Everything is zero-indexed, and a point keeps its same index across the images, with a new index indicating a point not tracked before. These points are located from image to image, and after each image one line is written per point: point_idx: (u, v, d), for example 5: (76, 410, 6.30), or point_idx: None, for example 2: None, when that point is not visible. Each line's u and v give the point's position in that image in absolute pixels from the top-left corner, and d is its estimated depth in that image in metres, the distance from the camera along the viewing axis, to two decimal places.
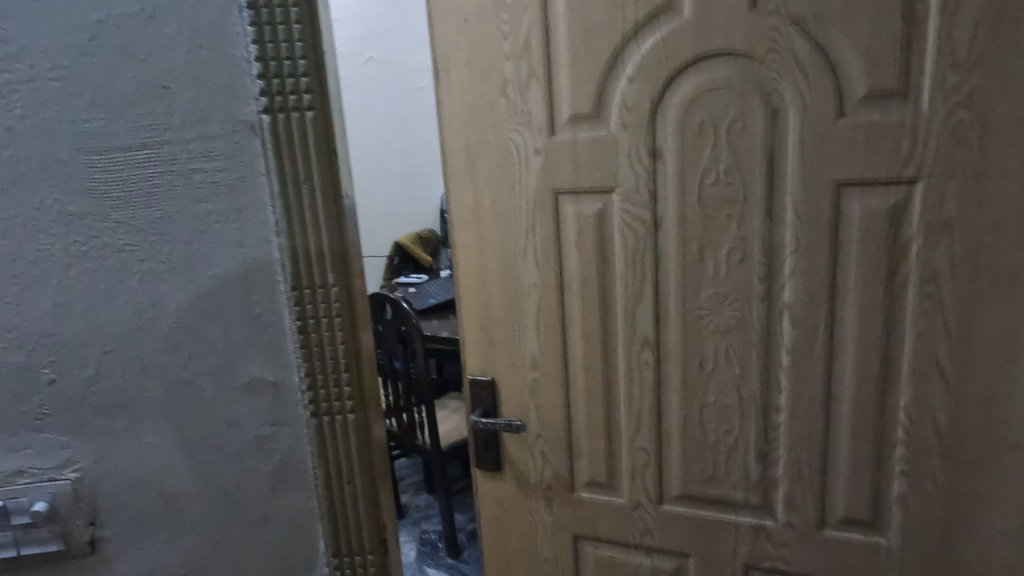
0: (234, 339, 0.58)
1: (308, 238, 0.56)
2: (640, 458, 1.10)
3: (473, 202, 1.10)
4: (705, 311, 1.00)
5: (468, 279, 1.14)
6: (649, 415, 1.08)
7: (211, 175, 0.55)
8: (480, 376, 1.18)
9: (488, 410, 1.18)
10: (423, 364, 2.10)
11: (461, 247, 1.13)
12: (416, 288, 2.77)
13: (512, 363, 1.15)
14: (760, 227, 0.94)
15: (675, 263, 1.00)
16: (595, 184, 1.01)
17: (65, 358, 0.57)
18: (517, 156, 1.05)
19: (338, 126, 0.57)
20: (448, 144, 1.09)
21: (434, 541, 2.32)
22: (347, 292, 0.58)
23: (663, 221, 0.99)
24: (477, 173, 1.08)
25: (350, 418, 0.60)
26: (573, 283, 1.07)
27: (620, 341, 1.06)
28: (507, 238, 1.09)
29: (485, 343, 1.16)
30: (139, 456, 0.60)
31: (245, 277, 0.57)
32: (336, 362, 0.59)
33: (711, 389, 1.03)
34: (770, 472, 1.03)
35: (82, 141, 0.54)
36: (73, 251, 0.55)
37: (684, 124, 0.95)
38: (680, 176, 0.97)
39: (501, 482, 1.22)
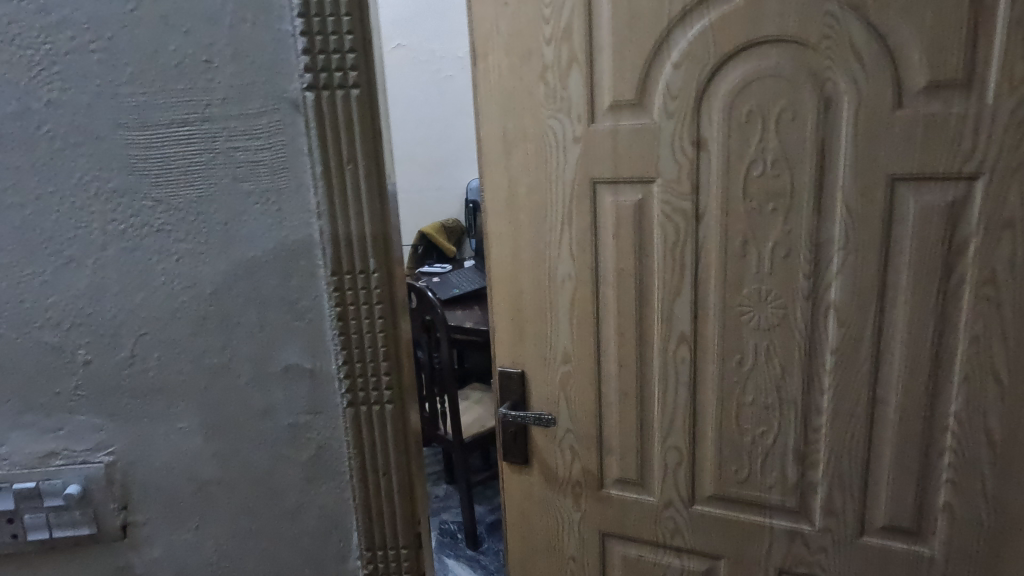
0: (272, 325, 0.57)
1: (350, 221, 0.55)
2: (672, 457, 1.08)
3: (507, 191, 1.08)
4: (746, 307, 0.97)
5: (501, 269, 1.12)
6: (683, 413, 1.05)
7: (252, 154, 0.53)
8: (510, 368, 1.16)
9: (517, 402, 1.16)
10: (447, 354, 2.09)
11: (494, 236, 1.11)
12: (440, 278, 2.76)
13: (543, 356, 1.12)
14: (807, 221, 0.91)
15: (716, 257, 0.97)
16: (635, 174, 0.99)
17: (100, 339, 0.56)
18: (555, 143, 1.02)
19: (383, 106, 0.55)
20: (483, 131, 1.07)
21: (453, 532, 2.32)
22: (388, 278, 0.56)
23: (704, 214, 0.96)
24: (513, 160, 1.06)
25: (388, 408, 0.59)
26: (609, 276, 1.04)
27: (656, 336, 1.04)
28: (541, 227, 1.06)
29: (517, 335, 1.14)
30: (173, 441, 0.58)
31: (284, 259, 0.55)
32: (375, 350, 0.57)
33: (749, 388, 1.00)
34: (809, 475, 0.99)
35: (121, 116, 0.52)
36: (111, 230, 0.54)
37: (731, 113, 0.91)
38: (725, 167, 0.94)
39: (528, 476, 1.20)
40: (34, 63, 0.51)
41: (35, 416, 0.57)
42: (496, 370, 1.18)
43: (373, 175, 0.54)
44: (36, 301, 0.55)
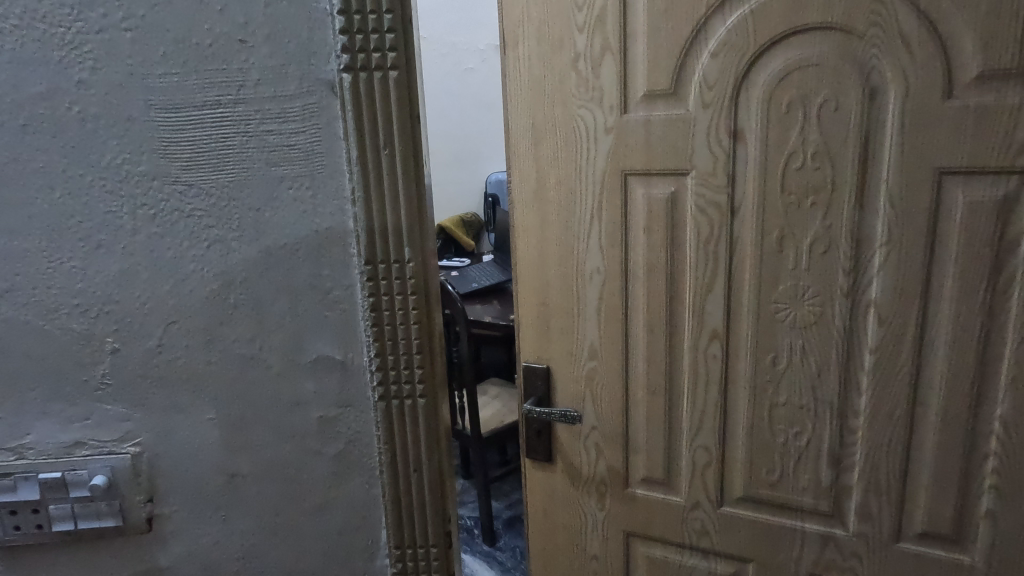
0: (303, 315, 0.55)
1: (385, 209, 0.53)
2: (701, 457, 1.05)
3: (536, 182, 1.05)
4: (782, 304, 0.94)
5: (528, 262, 1.10)
6: (713, 412, 1.02)
7: (286, 138, 0.52)
8: (535, 364, 1.14)
9: (542, 398, 1.14)
10: (467, 348, 2.07)
11: (520, 228, 1.09)
12: (460, 272, 2.75)
13: (569, 351, 1.10)
14: (848, 216, 0.88)
15: (752, 252, 0.94)
16: (669, 166, 0.96)
17: (129, 327, 0.54)
18: (586, 133, 1.00)
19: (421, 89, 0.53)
20: (512, 121, 1.05)
21: (469, 528, 2.31)
22: (423, 268, 0.54)
23: (740, 208, 0.93)
24: (542, 151, 1.03)
25: (420, 402, 0.57)
26: (639, 270, 1.02)
27: (686, 332, 1.01)
28: (570, 220, 1.04)
29: (542, 330, 1.12)
30: (200, 433, 0.57)
31: (317, 247, 0.54)
32: (408, 342, 0.55)
33: (782, 388, 0.97)
34: (843, 478, 0.96)
35: (152, 97, 0.50)
36: (141, 216, 0.52)
37: (770, 103, 0.88)
38: (763, 159, 0.91)
39: (551, 474, 1.18)
40: (65, 42, 0.49)
41: (62, 405, 0.56)
42: (520, 365, 1.16)
43: (410, 160, 0.52)
44: (63, 287, 0.53)
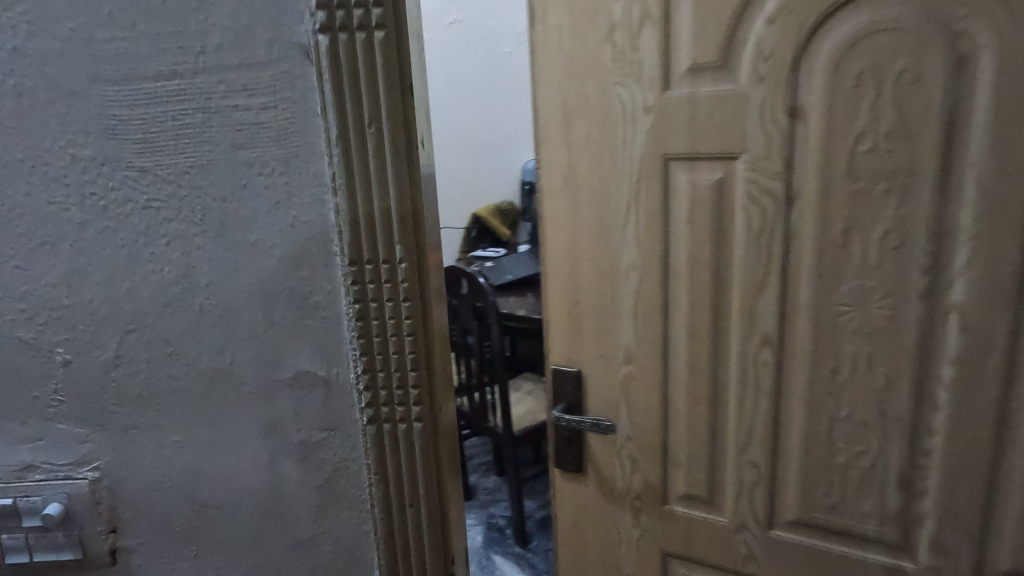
0: (280, 323, 0.47)
1: (371, 199, 0.44)
2: (749, 474, 0.94)
3: (567, 168, 0.95)
4: (846, 307, 0.82)
5: (557, 257, 1.00)
6: (763, 426, 0.91)
7: (255, 114, 0.43)
8: (565, 367, 1.04)
9: (572, 405, 1.05)
10: (498, 342, 1.99)
11: (550, 219, 0.99)
12: (494, 262, 2.67)
13: (602, 354, 1.01)
14: (927, 206, 0.76)
15: (811, 247, 0.83)
16: (716, 149, 0.85)
17: (81, 336, 0.47)
18: (622, 113, 0.89)
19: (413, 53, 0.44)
20: (540, 101, 0.95)
21: (501, 528, 2.25)
22: (418, 269, 0.46)
23: (798, 196, 0.82)
24: (573, 133, 0.93)
25: (416, 427, 0.48)
26: (681, 266, 0.91)
27: (732, 337, 0.90)
28: (604, 210, 0.94)
29: (573, 330, 1.02)
30: (165, 456, 0.50)
31: (293, 244, 0.45)
32: (401, 357, 0.47)
33: (844, 401, 0.86)
34: (914, 505, 0.85)
35: (97, 67, 0.43)
36: (89, 207, 0.45)
37: (836, 75, 0.77)
38: (826, 140, 0.79)
39: (582, 485, 1.09)
40: None
41: (11, 423, 0.49)
42: (549, 368, 1.07)
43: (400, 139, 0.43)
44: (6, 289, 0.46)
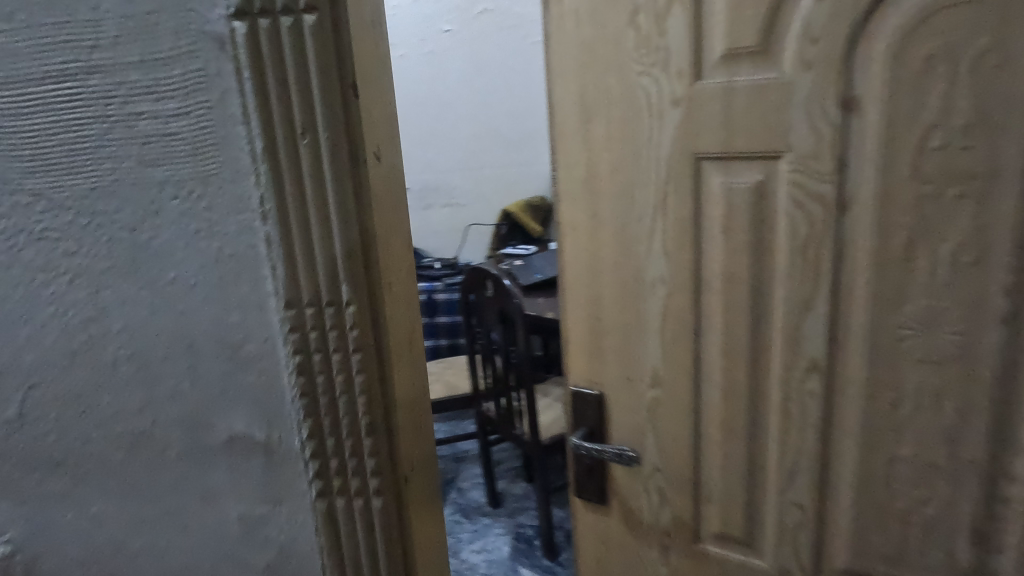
0: (216, 319, 0.47)
1: (293, 191, 0.43)
2: (793, 515, 0.83)
3: (585, 170, 0.85)
4: (909, 331, 0.71)
5: (577, 268, 0.90)
6: (810, 462, 0.80)
7: (173, 108, 0.44)
8: (586, 390, 0.95)
9: (593, 430, 0.95)
10: (525, 347, 1.90)
11: (568, 225, 0.89)
12: (524, 260, 2.57)
13: (626, 376, 0.90)
14: (1012, 214, 0.63)
15: (868, 261, 0.71)
16: (756, 147, 0.74)
17: (25, 328, 0.50)
18: (647, 106, 0.78)
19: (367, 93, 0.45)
20: (556, 94, 0.85)
21: (529, 538, 2.16)
22: (352, 263, 0.45)
23: (853, 202, 0.70)
24: (592, 130, 0.83)
25: (358, 421, 0.48)
26: (714, 280, 0.80)
27: (774, 361, 0.79)
28: (627, 216, 0.84)
29: (594, 349, 0.92)
30: (115, 443, 0.52)
31: (221, 242, 0.45)
32: (337, 352, 0.46)
33: (906, 439, 0.74)
34: (990, 559, 0.73)
35: (28, 67, 0.45)
36: (28, 205, 0.47)
37: (901, 59, 0.65)
38: (888, 136, 0.67)
39: (606, 517, 0.99)
40: None
41: None
42: (569, 389, 0.97)
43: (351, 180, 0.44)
44: None
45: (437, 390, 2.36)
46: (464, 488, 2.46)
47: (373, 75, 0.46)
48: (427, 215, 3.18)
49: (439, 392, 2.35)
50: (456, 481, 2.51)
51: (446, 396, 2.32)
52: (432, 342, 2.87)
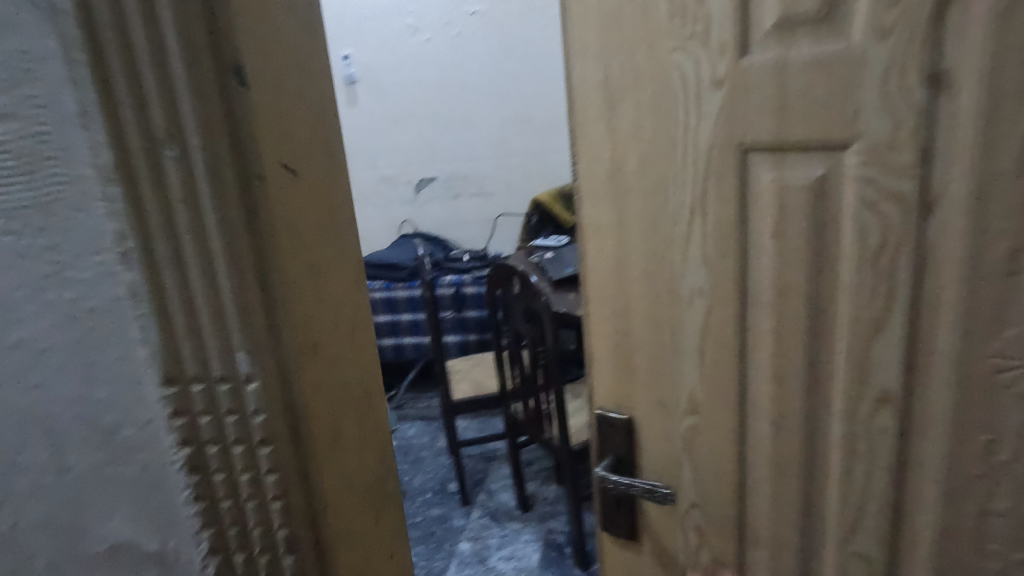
0: (57, 377, 0.38)
1: (159, 212, 0.34)
2: (855, 567, 0.71)
3: (609, 163, 0.72)
4: (1008, 359, 0.58)
5: (602, 277, 0.77)
6: (879, 509, 0.68)
7: None
8: (614, 415, 0.83)
9: (622, 460, 0.84)
10: (553, 348, 1.78)
11: (589, 228, 0.77)
12: (555, 252, 2.46)
13: (659, 401, 0.78)
14: None
15: (957, 275, 0.58)
16: (817, 134, 0.60)
17: None
18: (683, 88, 0.66)
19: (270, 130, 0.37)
20: (575, 75, 0.72)
21: (560, 545, 2.06)
22: (239, 304, 0.35)
23: (940, 202, 0.57)
24: (617, 117, 0.70)
25: (265, 495, 0.39)
26: (764, 294, 0.68)
27: (836, 389, 0.67)
28: (659, 217, 0.71)
29: (623, 370, 0.80)
30: None
31: (44, 280, 0.36)
32: (231, 411, 0.37)
33: (999, 488, 0.61)
34: None
35: None
36: None
37: (1007, 21, 0.51)
38: (987, 119, 0.54)
39: (636, 554, 0.88)
40: None
41: None
42: (594, 413, 0.85)
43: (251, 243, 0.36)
44: None
45: (464, 389, 2.31)
46: (493, 491, 2.38)
47: (278, 66, 0.37)
48: (456, 205, 3.08)
49: (466, 391, 2.29)
50: (485, 483, 2.43)
51: (473, 396, 2.27)
52: (462, 337, 2.78)
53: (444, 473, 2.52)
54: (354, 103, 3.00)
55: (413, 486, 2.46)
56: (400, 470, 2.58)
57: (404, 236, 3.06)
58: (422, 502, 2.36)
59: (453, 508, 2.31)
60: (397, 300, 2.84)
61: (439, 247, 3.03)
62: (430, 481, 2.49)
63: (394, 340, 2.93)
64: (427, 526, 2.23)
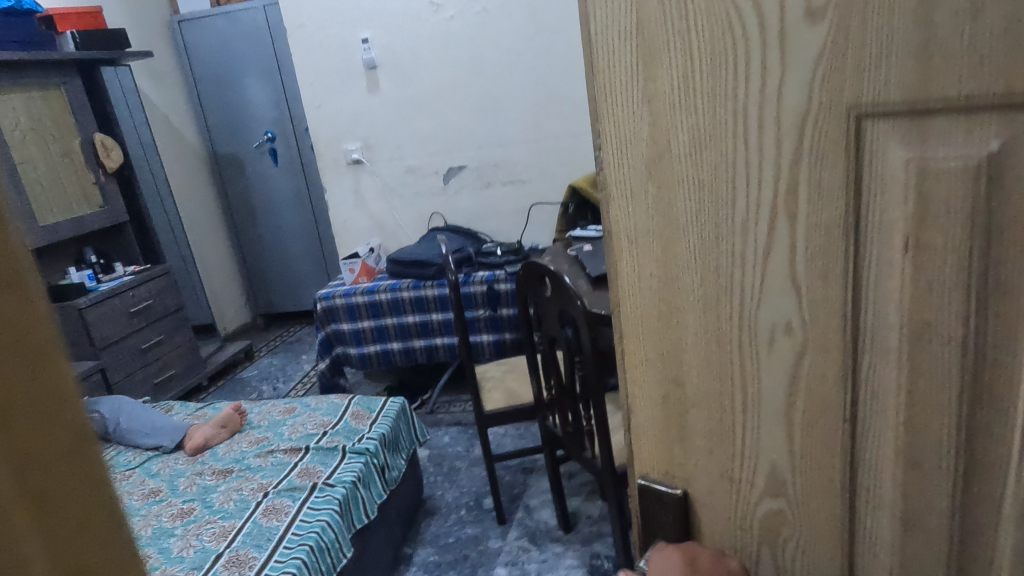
0: None
1: None
2: None
3: (647, 146, 0.49)
4: None
5: (639, 308, 0.54)
6: None
7: None
8: (663, 487, 0.59)
9: (673, 543, 0.61)
10: (591, 358, 1.56)
11: (619, 240, 0.54)
12: (593, 243, 2.23)
13: (725, 475, 0.55)
14: None
15: None
16: (989, 87, 0.37)
17: None
18: (755, 29, 0.43)
19: None
20: (595, 18, 0.49)
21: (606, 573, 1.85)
22: None
23: None
24: (656, 80, 0.47)
25: None
26: (889, 338, 0.44)
27: (1007, 483, 0.42)
28: (722, 223, 0.48)
29: (674, 434, 0.57)
30: None
31: None
32: None
33: None
34: None
35: None
36: None
37: None
38: None
39: None
40: None
41: None
42: (638, 481, 0.63)
43: None
44: None
45: (496, 399, 2.12)
46: (532, 507, 2.19)
47: None
48: (487, 194, 2.87)
49: (499, 401, 2.11)
50: (523, 499, 2.25)
51: (507, 406, 2.09)
52: (497, 337, 2.58)
53: (479, 486, 2.34)
54: (376, 89, 2.81)
55: (447, 501, 2.30)
56: (433, 483, 2.42)
57: (433, 230, 2.87)
58: (456, 520, 2.19)
59: (488, 527, 2.13)
60: (426, 299, 2.68)
61: (470, 239, 2.81)
62: (465, 496, 2.31)
63: (425, 341, 2.75)
64: (460, 548, 2.05)
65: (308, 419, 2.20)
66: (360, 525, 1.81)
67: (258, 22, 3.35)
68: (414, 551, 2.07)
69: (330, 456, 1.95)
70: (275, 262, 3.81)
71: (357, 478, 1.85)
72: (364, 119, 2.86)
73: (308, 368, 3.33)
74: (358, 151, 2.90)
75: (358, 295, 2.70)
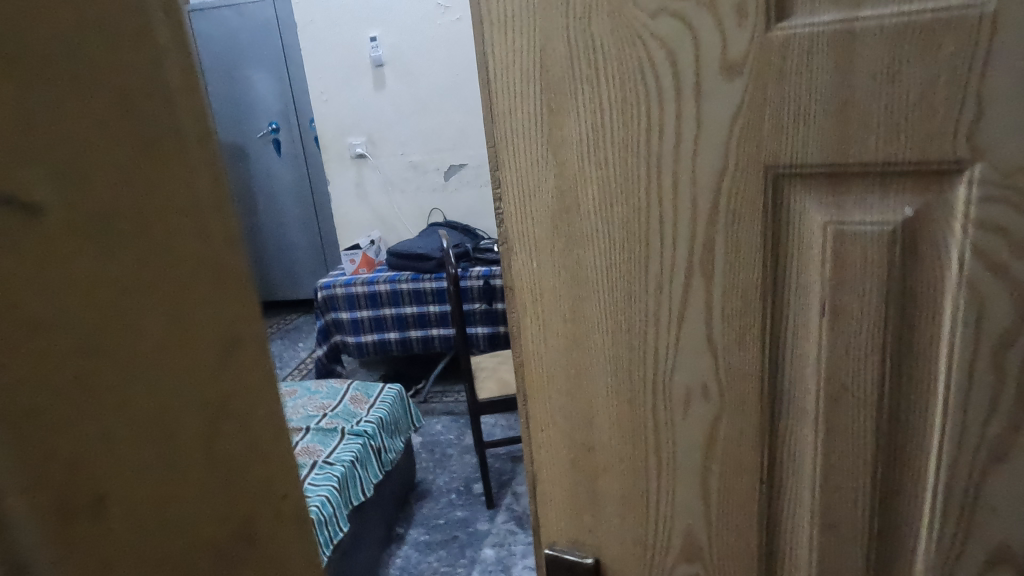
0: None
1: None
2: None
3: (555, 190, 0.46)
4: None
5: (548, 365, 0.51)
6: None
7: None
8: (573, 557, 0.56)
9: None
10: None
11: (524, 293, 0.50)
12: None
13: (639, 540, 0.52)
14: None
15: None
16: (903, 153, 0.35)
17: None
18: (661, 81, 0.40)
19: (90, 161, 0.17)
20: (495, 59, 0.45)
21: None
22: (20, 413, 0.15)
23: None
24: (565, 121, 0.44)
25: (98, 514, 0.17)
26: (803, 404, 0.43)
27: (918, 542, 0.42)
28: (631, 277, 0.45)
29: (584, 498, 0.53)
30: None
31: None
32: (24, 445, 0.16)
33: None
34: None
35: None
36: None
37: None
38: None
39: None
40: None
41: None
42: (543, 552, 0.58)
43: None
44: None
45: (490, 388, 2.11)
46: (521, 493, 2.19)
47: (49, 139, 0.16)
48: (486, 192, 2.86)
49: (491, 390, 2.10)
50: (512, 485, 2.24)
51: (499, 395, 2.08)
52: (491, 330, 2.56)
53: (469, 472, 2.34)
54: (381, 87, 2.80)
55: (438, 485, 2.29)
56: (424, 467, 2.41)
57: (433, 226, 2.86)
58: (446, 503, 2.18)
59: (477, 511, 2.12)
60: (424, 291, 2.67)
61: (468, 235, 2.79)
62: (455, 480, 2.30)
63: (421, 332, 2.74)
64: (449, 529, 2.05)
65: (308, 401, 2.17)
66: (357, 502, 1.81)
67: (266, 15, 3.35)
68: (406, 531, 2.07)
69: (328, 437, 1.93)
70: (274, 251, 3.81)
71: (355, 458, 1.85)
72: (369, 115, 2.85)
73: (304, 355, 3.34)
74: (361, 146, 2.90)
75: (357, 285, 2.69)
